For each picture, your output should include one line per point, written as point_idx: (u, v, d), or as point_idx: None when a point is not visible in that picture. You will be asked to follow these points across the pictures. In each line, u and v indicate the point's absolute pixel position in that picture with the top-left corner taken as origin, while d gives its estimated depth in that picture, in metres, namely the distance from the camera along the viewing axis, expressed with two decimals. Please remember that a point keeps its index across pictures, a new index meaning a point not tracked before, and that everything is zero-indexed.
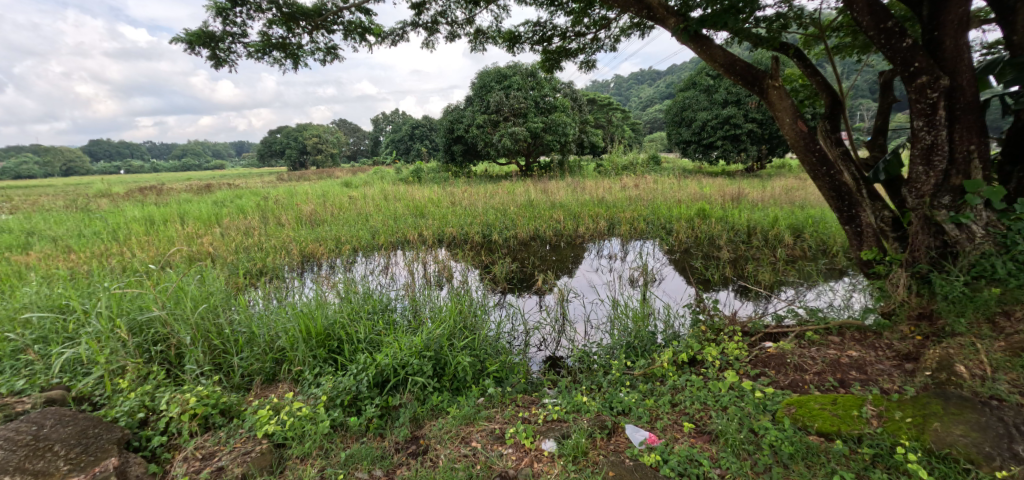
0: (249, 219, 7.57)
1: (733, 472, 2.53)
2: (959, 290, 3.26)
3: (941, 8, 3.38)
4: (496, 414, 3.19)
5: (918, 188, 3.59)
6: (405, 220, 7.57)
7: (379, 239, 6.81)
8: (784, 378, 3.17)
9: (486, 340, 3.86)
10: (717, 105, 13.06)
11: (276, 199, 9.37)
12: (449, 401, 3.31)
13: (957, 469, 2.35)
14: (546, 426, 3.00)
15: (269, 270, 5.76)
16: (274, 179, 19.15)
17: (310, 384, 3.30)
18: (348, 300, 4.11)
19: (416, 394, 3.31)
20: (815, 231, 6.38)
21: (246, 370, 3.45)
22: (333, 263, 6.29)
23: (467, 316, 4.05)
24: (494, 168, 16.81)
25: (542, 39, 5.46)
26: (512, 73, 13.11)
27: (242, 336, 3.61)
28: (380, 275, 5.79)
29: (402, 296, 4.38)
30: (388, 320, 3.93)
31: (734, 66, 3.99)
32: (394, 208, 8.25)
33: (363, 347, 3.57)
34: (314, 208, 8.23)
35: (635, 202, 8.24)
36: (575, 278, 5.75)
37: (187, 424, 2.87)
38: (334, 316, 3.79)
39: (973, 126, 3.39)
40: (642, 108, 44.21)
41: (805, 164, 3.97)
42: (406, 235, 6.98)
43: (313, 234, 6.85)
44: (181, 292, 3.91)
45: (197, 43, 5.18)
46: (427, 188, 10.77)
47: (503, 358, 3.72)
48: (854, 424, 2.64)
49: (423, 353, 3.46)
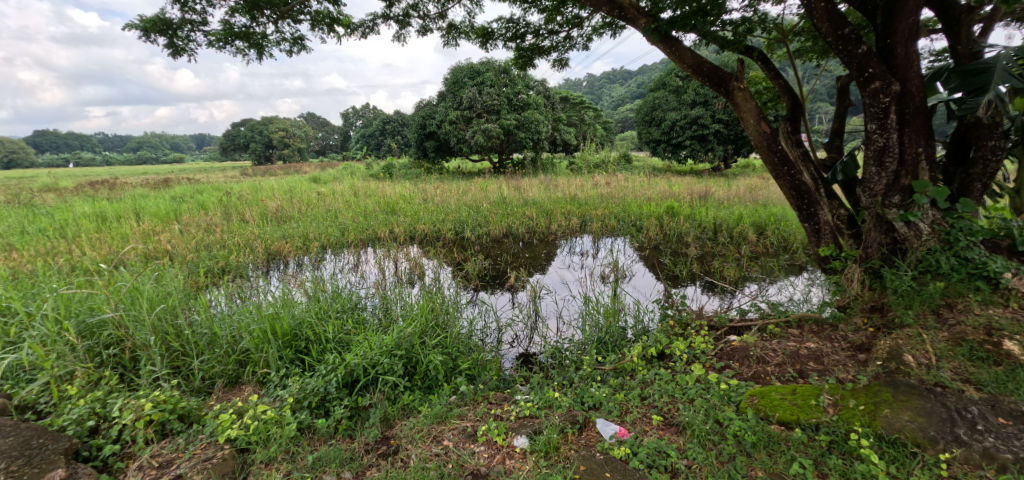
0: (210, 216, 7.38)
1: (699, 462, 2.62)
2: (907, 284, 3.41)
3: (893, 17, 3.53)
4: (467, 412, 3.22)
5: (871, 188, 3.76)
6: (375, 217, 7.51)
7: (348, 236, 6.74)
8: (747, 370, 3.31)
9: (458, 338, 3.90)
10: (685, 105, 13.36)
11: (239, 194, 9.12)
12: (420, 399, 3.32)
13: (905, 452, 2.49)
14: (519, 422, 3.06)
15: (231, 269, 5.62)
16: (234, 173, 18.58)
17: (277, 386, 3.26)
18: (317, 299, 4.07)
19: (388, 393, 3.31)
20: (777, 228, 6.63)
21: (208, 373, 3.37)
22: (301, 261, 6.21)
23: (440, 314, 4.07)
24: (467, 165, 16.77)
25: (515, 36, 5.49)
26: (485, 70, 13.14)
27: (203, 338, 3.54)
28: (349, 273, 5.73)
29: (372, 294, 4.36)
30: (358, 319, 3.92)
31: (701, 67, 4.12)
32: (365, 204, 8.18)
33: (332, 346, 3.55)
34: (280, 204, 8.08)
35: (607, 199, 8.39)
36: (548, 275, 5.83)
37: (142, 432, 2.80)
38: (301, 316, 3.75)
39: (922, 129, 3.55)
40: (615, 108, 44.63)
41: (768, 164, 4.13)
42: (377, 232, 6.94)
43: (279, 232, 6.72)
44: (136, 293, 3.79)
45: (153, 30, 5.01)
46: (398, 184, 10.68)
47: (475, 355, 3.76)
48: (812, 413, 2.77)
49: (394, 352, 3.48)
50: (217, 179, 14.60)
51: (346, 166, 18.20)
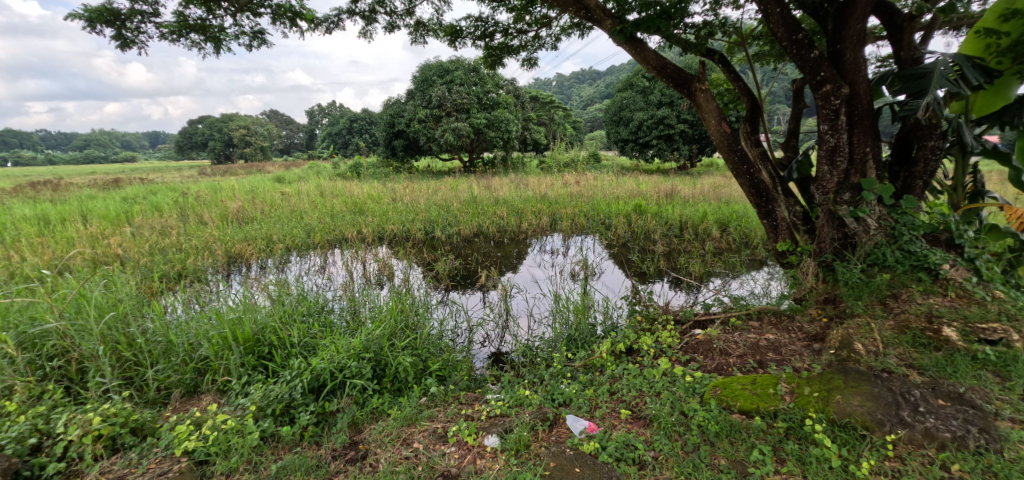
0: (165, 218, 7.13)
1: (665, 453, 2.71)
2: (857, 276, 3.61)
3: (842, 24, 3.73)
4: (438, 413, 3.24)
5: (824, 186, 3.96)
6: (342, 217, 7.42)
7: (315, 237, 6.66)
8: (711, 362, 3.44)
9: (428, 339, 3.92)
10: (652, 106, 13.65)
11: (197, 195, 8.84)
12: (389, 402, 3.32)
13: (855, 435, 2.62)
14: (489, 421, 3.11)
15: (189, 273, 5.46)
16: (192, 173, 17.97)
17: (238, 394, 3.20)
18: (281, 303, 4.02)
19: (356, 397, 3.31)
20: (739, 225, 6.87)
21: (163, 384, 3.28)
22: (264, 264, 6.08)
23: (409, 315, 4.08)
24: (437, 164, 16.68)
25: (484, 34, 5.52)
26: (454, 68, 13.12)
27: (158, 346, 3.44)
28: (315, 275, 5.65)
29: (339, 297, 4.34)
30: (324, 322, 3.89)
31: (665, 69, 4.25)
32: (331, 205, 8.06)
33: (297, 351, 3.52)
34: (242, 205, 7.88)
35: (577, 198, 8.51)
36: (519, 274, 5.88)
37: (91, 447, 2.72)
38: (264, 321, 3.70)
39: (869, 130, 3.76)
40: (584, 108, 45.13)
41: (729, 163, 4.29)
42: (344, 233, 6.87)
43: (241, 233, 6.57)
44: (83, 300, 3.66)
45: (99, 21, 4.82)
46: (366, 184, 10.57)
47: (445, 356, 3.80)
48: (770, 401, 2.90)
49: (362, 355, 3.47)
50: (171, 179, 14.07)
51: (311, 166, 17.85)
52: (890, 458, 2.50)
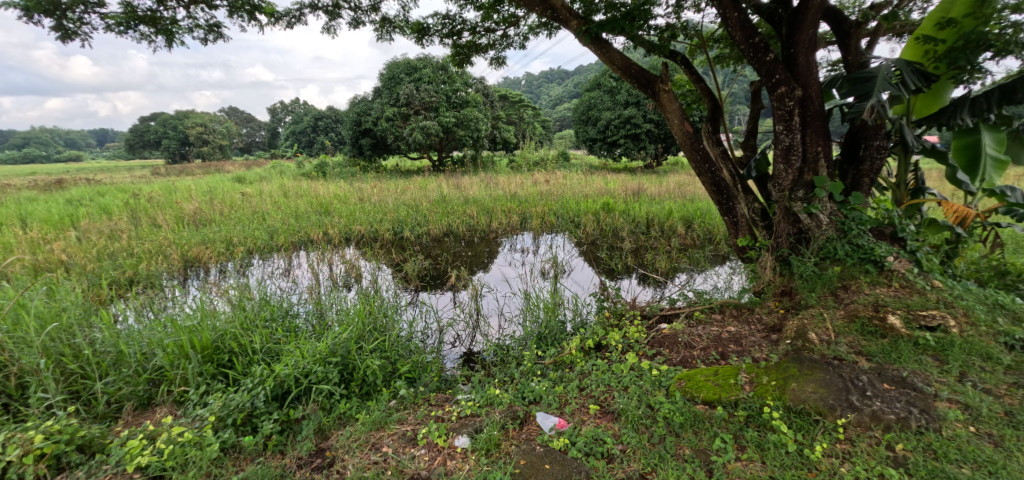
0: (115, 221, 6.84)
1: (632, 445, 2.79)
2: (810, 269, 3.80)
3: (795, 29, 3.90)
4: (407, 416, 3.26)
5: (780, 183, 4.14)
6: (307, 218, 7.30)
7: (278, 239, 6.53)
8: (676, 355, 3.56)
9: (397, 341, 3.91)
10: (619, 105, 13.89)
11: (150, 196, 8.51)
12: (357, 407, 3.30)
13: (810, 420, 2.75)
14: (460, 422, 3.14)
15: (141, 279, 5.26)
16: (144, 173, 17.24)
17: (196, 405, 3.13)
18: (242, 308, 3.92)
19: (322, 403, 3.26)
20: (703, 221, 7.09)
21: (114, 396, 3.16)
22: (223, 268, 5.92)
23: (378, 317, 4.05)
24: (405, 163, 16.53)
25: (452, 32, 5.53)
26: (422, 66, 13.03)
27: (108, 357, 3.32)
28: (279, 279, 5.54)
29: (305, 301, 4.28)
30: (289, 327, 3.83)
31: (630, 69, 4.36)
32: (295, 205, 7.90)
33: (259, 358, 3.45)
34: (199, 206, 7.65)
35: (546, 197, 8.61)
36: (489, 273, 5.92)
37: (33, 467, 2.59)
38: (224, 327, 3.60)
39: (821, 130, 3.96)
40: (552, 107, 45.45)
41: (691, 162, 4.44)
42: (309, 235, 6.77)
43: (198, 236, 6.38)
44: (22, 311, 3.49)
45: (39, 11, 4.61)
46: (333, 184, 10.39)
47: (415, 357, 3.81)
48: (732, 391, 3.02)
49: (329, 360, 3.43)
50: (120, 180, 13.45)
51: (273, 165, 17.39)
52: (841, 440, 2.64)
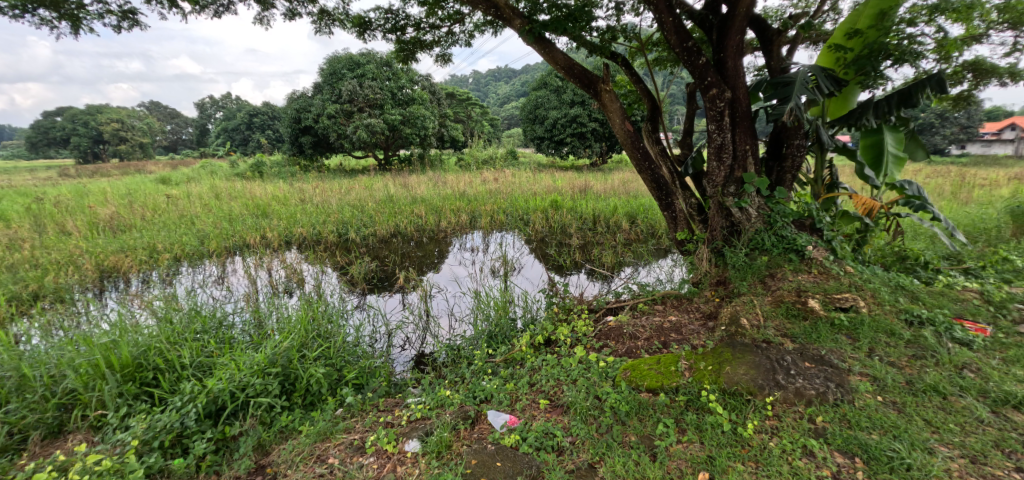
0: (16, 229, 6.27)
1: (581, 437, 2.90)
2: (741, 260, 4.08)
3: (725, 35, 4.17)
4: (355, 425, 3.23)
5: (713, 179, 4.40)
6: (241, 221, 7.02)
7: (209, 245, 6.25)
8: (622, 346, 3.73)
9: (343, 347, 3.85)
10: (565, 105, 14.20)
11: (60, 201, 7.87)
12: (300, 418, 3.23)
13: (742, 400, 2.97)
14: (410, 426, 3.13)
15: (47, 292, 4.86)
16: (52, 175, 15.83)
17: (116, 429, 2.90)
18: (168, 320, 3.70)
19: (261, 417, 3.16)
20: (646, 216, 7.41)
21: (16, 426, 2.86)
22: (147, 278, 5.59)
23: (322, 324, 3.96)
24: (348, 162, 16.13)
25: (395, 27, 5.49)
26: (365, 62, 12.77)
27: (8, 382, 3.01)
28: (212, 287, 5.31)
29: (241, 310, 4.11)
30: (223, 339, 3.65)
31: (573, 69, 4.51)
32: (229, 208, 7.57)
33: (190, 374, 3.25)
34: (116, 211, 7.16)
35: (496, 195, 8.69)
36: (439, 273, 5.93)
37: None
38: (146, 342, 3.32)
39: (748, 130, 4.25)
40: (500, 106, 45.58)
41: (632, 159, 4.65)
42: (244, 239, 6.53)
43: (115, 244, 5.98)
44: None
45: None
46: (270, 184, 10.00)
47: (362, 363, 3.77)
48: (673, 378, 3.21)
49: (268, 371, 3.31)
50: (21, 183, 12.31)
51: (202, 165, 16.45)
52: (770, 417, 2.86)
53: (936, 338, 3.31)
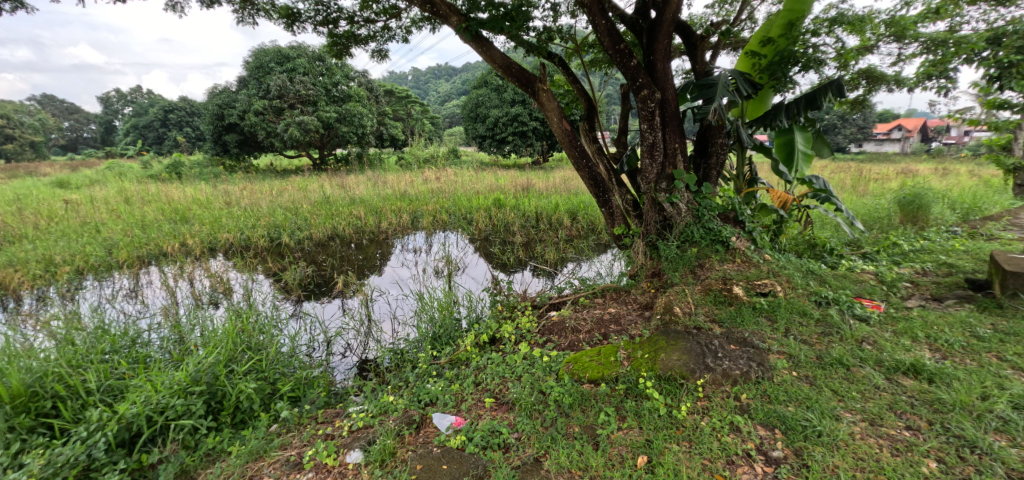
0: None
1: (527, 432, 2.96)
2: (674, 252, 4.30)
3: (654, 38, 4.36)
4: (291, 440, 3.11)
5: (647, 176, 4.60)
6: (158, 228, 6.57)
7: (119, 255, 5.80)
8: (564, 340, 3.84)
9: (276, 358, 3.66)
10: (507, 103, 14.32)
11: None
12: (229, 439, 3.06)
13: (676, 384, 3.14)
14: (352, 437, 3.06)
15: None
16: None
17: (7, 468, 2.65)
18: (71, 341, 3.38)
19: (183, 441, 2.96)
20: (586, 212, 7.63)
21: None
22: (44, 294, 5.08)
23: (252, 335, 3.71)
24: (279, 162, 15.45)
25: (327, 20, 5.33)
26: (296, 55, 12.29)
27: None
28: (123, 302, 4.92)
29: (158, 326, 3.81)
30: (138, 358, 3.37)
31: (511, 69, 4.56)
32: (143, 214, 7.05)
33: (96, 399, 2.97)
34: (5, 221, 6.48)
35: (438, 194, 8.64)
36: (381, 276, 5.83)
37: None
38: (42, 368, 3.00)
39: (677, 130, 4.48)
40: (441, 104, 45.18)
41: (570, 157, 4.77)
42: (161, 247, 6.12)
43: (3, 258, 5.42)
44: None
45: None
46: (190, 186, 9.38)
47: (298, 374, 3.62)
48: (613, 368, 3.33)
49: (190, 390, 3.08)
50: None
51: (109, 166, 15.16)
52: (701, 398, 3.03)
53: (841, 316, 3.66)
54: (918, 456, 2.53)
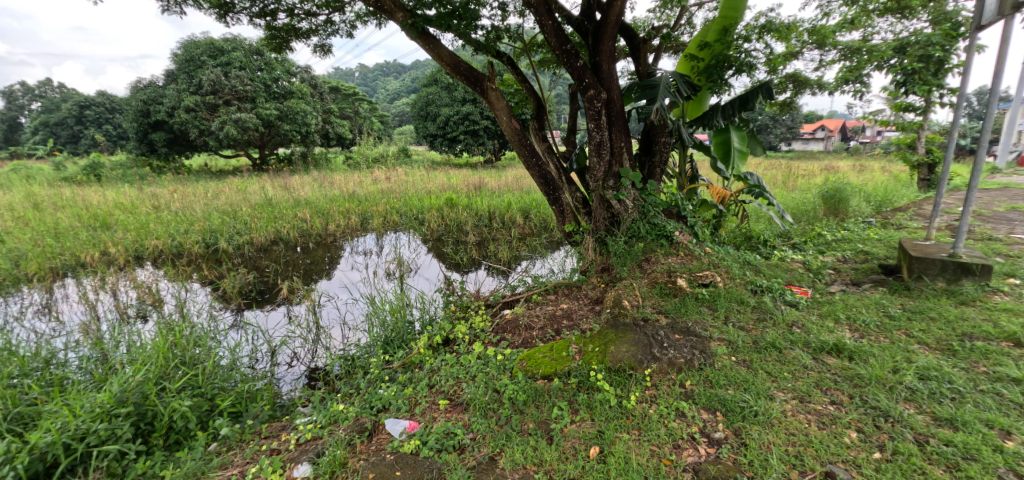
0: None
1: (482, 431, 2.96)
2: (622, 247, 4.42)
3: (599, 40, 4.46)
4: (234, 458, 2.98)
5: (595, 174, 4.69)
6: (75, 236, 6.10)
7: (28, 267, 5.34)
8: (518, 338, 3.87)
9: (214, 373, 3.47)
10: (457, 102, 14.25)
11: None
12: (162, 462, 2.85)
13: (625, 375, 3.23)
14: (299, 450, 2.97)
15: None
16: None
17: None
18: None
19: (109, 468, 2.75)
20: (538, 210, 7.70)
21: None
22: None
23: (185, 349, 3.47)
24: (215, 162, 14.69)
25: (264, 12, 5.12)
26: (231, 48, 11.75)
27: None
28: (34, 320, 4.51)
29: (76, 346, 3.55)
30: (54, 383, 3.13)
31: (459, 66, 4.54)
32: (60, 222, 6.52)
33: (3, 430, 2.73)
34: None
35: (388, 195, 8.48)
36: (330, 281, 5.67)
37: None
38: None
39: (622, 129, 4.60)
40: (390, 102, 44.35)
41: (520, 156, 4.81)
42: (78, 258, 5.68)
43: None
44: None
45: None
46: (113, 190, 8.74)
47: (238, 388, 3.46)
48: (565, 363, 3.39)
49: (115, 413, 2.87)
50: None
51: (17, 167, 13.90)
52: (649, 387, 3.14)
53: (773, 302, 3.90)
54: (841, 428, 2.71)
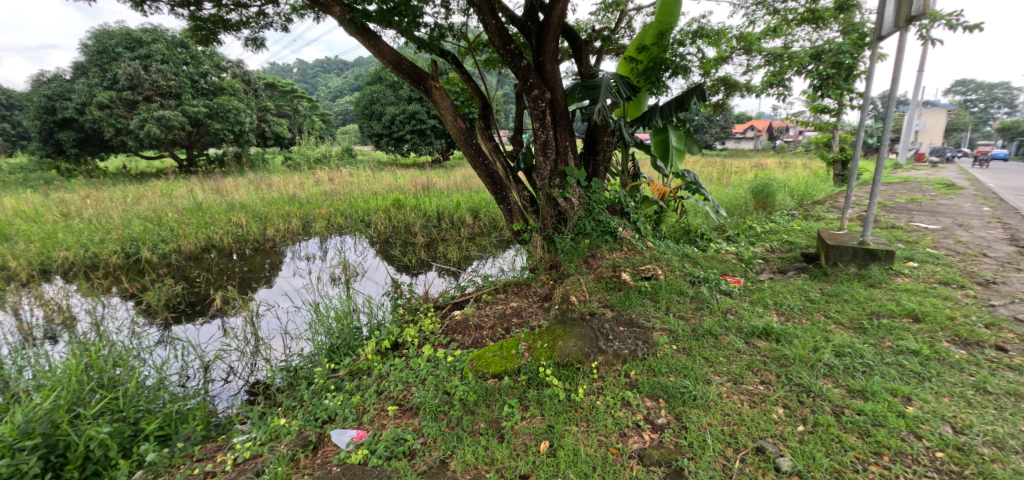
0: None
1: (432, 435, 2.93)
2: (568, 244, 4.50)
3: (542, 41, 4.50)
4: None
5: (541, 173, 4.74)
6: None
7: None
8: (468, 339, 3.86)
9: (138, 394, 3.25)
10: (403, 100, 14.02)
11: None
12: None
13: (573, 369, 3.29)
14: (238, 470, 2.84)
15: None
16: None
17: None
18: None
19: None
20: (487, 210, 7.70)
21: None
22: None
23: (102, 371, 3.23)
24: (138, 165, 13.74)
25: (188, 2, 4.82)
26: (149, 40, 11.02)
27: None
28: None
29: None
30: None
31: (401, 64, 4.46)
32: None
33: None
34: None
35: (331, 196, 8.23)
36: (271, 288, 5.44)
37: None
38: None
39: (566, 129, 4.68)
40: (332, 101, 43.01)
41: (467, 155, 4.78)
42: None
43: None
44: None
45: None
46: (17, 196, 7.98)
47: (166, 409, 3.24)
48: (514, 361, 3.42)
49: (19, 447, 2.61)
50: None
51: None
52: (596, 379, 3.21)
53: (709, 291, 4.08)
54: (770, 406, 2.87)
